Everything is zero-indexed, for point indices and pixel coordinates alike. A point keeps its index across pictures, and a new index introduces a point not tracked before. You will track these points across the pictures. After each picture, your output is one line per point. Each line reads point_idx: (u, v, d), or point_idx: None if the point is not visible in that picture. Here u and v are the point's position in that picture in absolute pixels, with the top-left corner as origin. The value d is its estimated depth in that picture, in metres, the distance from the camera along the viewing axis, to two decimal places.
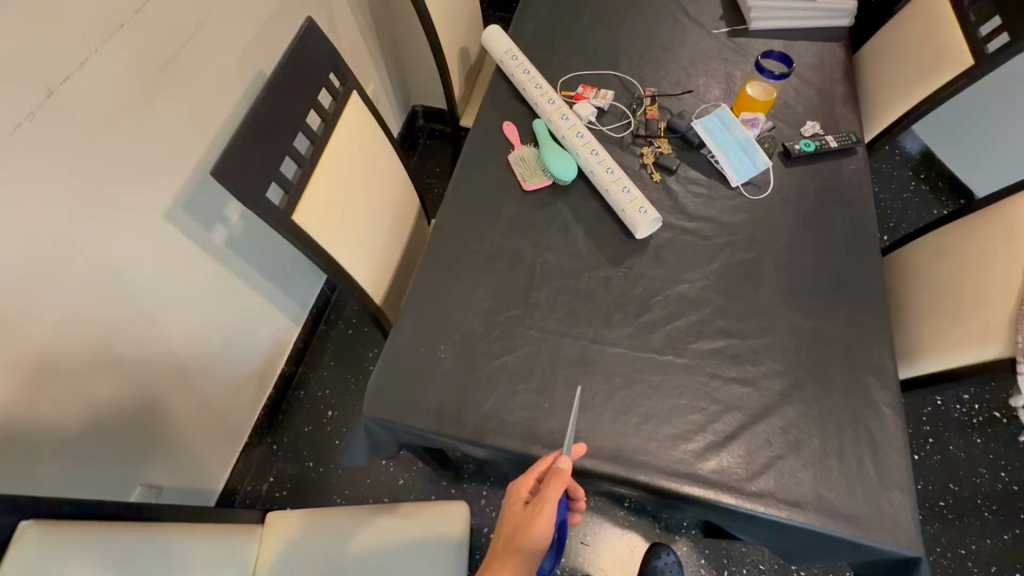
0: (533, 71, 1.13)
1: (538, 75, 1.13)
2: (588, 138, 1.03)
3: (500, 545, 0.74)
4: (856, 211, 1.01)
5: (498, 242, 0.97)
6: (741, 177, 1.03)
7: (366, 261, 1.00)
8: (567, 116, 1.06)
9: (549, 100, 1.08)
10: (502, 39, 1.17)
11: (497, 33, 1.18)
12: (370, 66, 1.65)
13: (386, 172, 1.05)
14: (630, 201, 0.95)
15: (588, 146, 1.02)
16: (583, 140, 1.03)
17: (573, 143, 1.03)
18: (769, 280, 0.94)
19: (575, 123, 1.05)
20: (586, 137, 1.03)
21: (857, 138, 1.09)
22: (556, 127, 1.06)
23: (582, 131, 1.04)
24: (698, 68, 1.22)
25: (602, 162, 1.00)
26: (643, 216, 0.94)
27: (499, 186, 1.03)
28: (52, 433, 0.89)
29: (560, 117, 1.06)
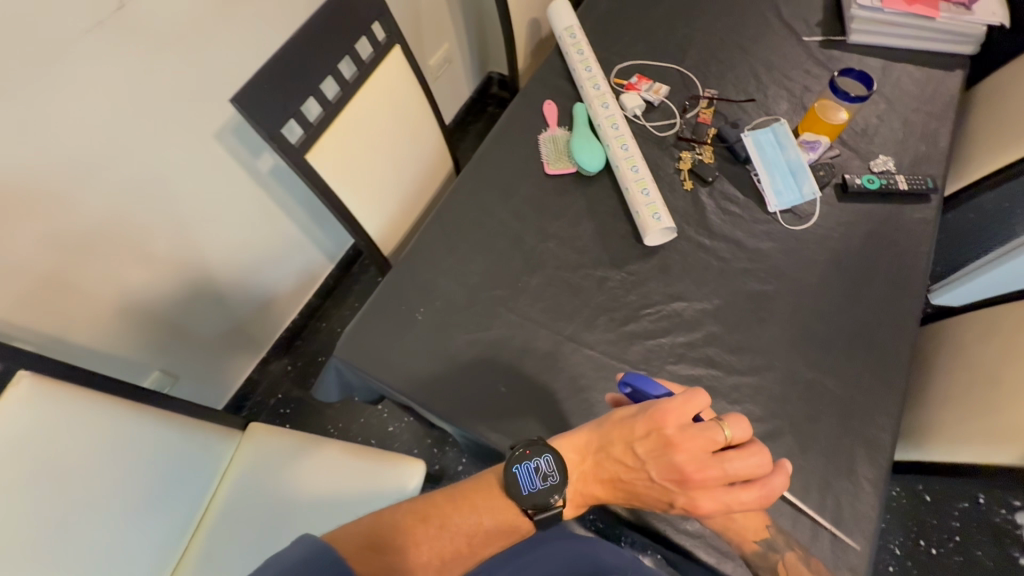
0: (587, 52, 1.09)
1: (591, 57, 1.08)
2: (623, 131, 0.98)
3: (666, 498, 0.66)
4: (909, 266, 0.89)
5: (505, 220, 0.96)
6: (781, 202, 0.94)
7: (381, 214, 1.03)
8: (608, 104, 1.01)
9: (594, 85, 1.04)
10: (566, 12, 1.13)
11: (563, 5, 1.14)
12: (446, 24, 1.65)
13: (421, 129, 1.06)
14: (646, 204, 0.90)
15: (620, 138, 0.97)
16: (617, 131, 0.98)
17: (605, 133, 0.99)
18: (779, 318, 0.86)
19: (614, 113, 1.00)
20: (621, 129, 0.98)
21: (935, 185, 0.95)
22: (594, 114, 1.02)
23: (619, 122, 0.99)
24: (773, 76, 1.11)
25: (629, 159, 0.95)
26: (657, 222, 0.89)
27: (522, 164, 1.01)
28: (85, 308, 1.01)
29: (600, 104, 1.02)
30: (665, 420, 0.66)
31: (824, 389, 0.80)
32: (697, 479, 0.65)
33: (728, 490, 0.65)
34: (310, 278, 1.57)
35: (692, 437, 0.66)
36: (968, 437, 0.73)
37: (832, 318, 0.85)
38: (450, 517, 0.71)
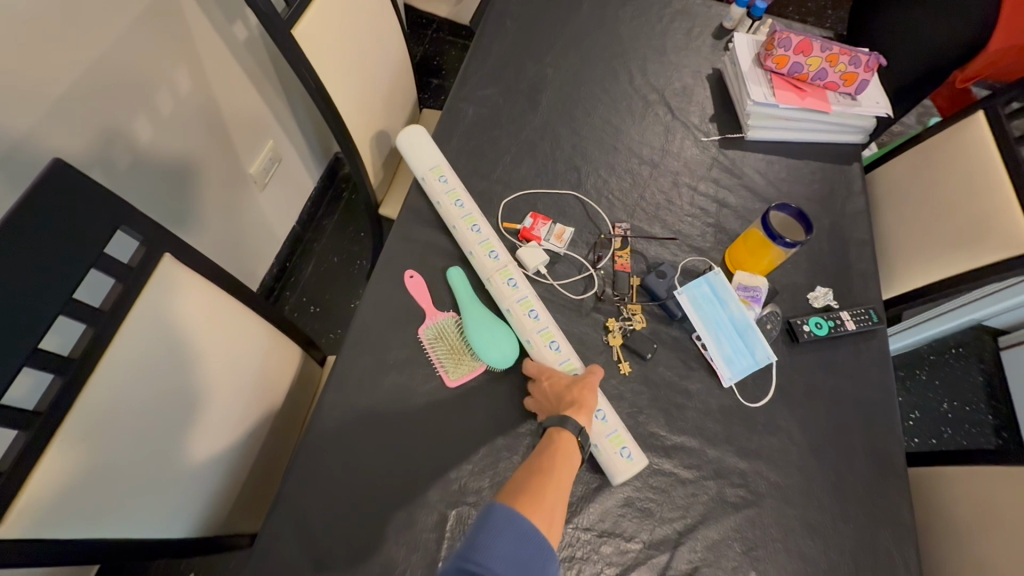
0: (484, 227, 0.79)
1: (474, 208, 0.81)
2: (564, 349, 0.72)
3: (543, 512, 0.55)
4: (881, 428, 0.77)
5: (393, 480, 0.66)
6: (735, 373, 0.76)
7: (199, 493, 0.69)
8: (536, 310, 0.74)
9: (488, 251, 0.77)
10: (432, 154, 0.84)
11: (426, 142, 0.85)
12: (263, 120, 1.27)
13: (232, 346, 0.74)
14: (607, 435, 0.67)
15: (567, 364, 0.72)
16: (558, 352, 0.72)
17: (541, 358, 0.72)
18: (772, 547, 0.67)
19: (547, 324, 0.74)
20: (564, 350, 0.72)
21: (878, 316, 0.85)
22: (519, 327, 0.74)
23: (557, 338, 0.73)
24: (682, 191, 0.94)
25: (571, 371, 0.71)
26: (631, 463, 0.66)
27: (402, 377, 0.71)
28: None
29: (516, 300, 0.74)
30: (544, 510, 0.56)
31: None
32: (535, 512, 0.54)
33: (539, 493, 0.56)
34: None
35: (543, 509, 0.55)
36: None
37: (825, 527, 0.69)
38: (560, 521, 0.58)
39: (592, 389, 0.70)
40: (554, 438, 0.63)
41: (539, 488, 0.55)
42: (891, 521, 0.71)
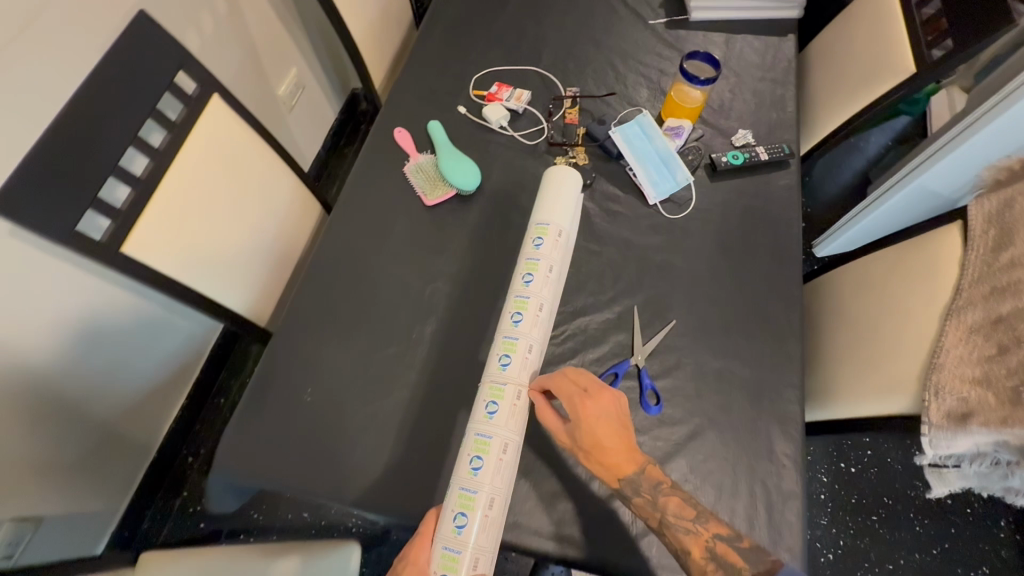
0: (560, 219, 0.79)
1: (569, 201, 0.80)
2: (496, 437, 0.67)
3: None
4: (785, 234, 0.93)
5: (387, 268, 0.88)
6: (659, 194, 0.94)
7: (248, 285, 0.92)
8: (509, 361, 0.71)
9: (536, 239, 0.78)
10: (558, 183, 0.81)
11: (563, 180, 0.81)
12: (286, 46, 1.49)
13: (269, 181, 0.93)
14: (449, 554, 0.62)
15: (478, 444, 0.67)
16: (473, 476, 0.65)
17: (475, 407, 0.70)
18: (680, 313, 0.85)
19: (506, 382, 0.70)
20: (494, 424, 0.67)
21: (791, 150, 0.99)
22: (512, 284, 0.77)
23: (500, 404, 0.69)
24: (628, 64, 1.10)
25: (470, 508, 0.63)
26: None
27: (392, 200, 0.93)
28: None
29: (514, 295, 0.75)
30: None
31: (731, 375, 0.81)
32: None
33: None
34: (177, 360, 1.34)
35: None
36: (874, 393, 0.74)
37: (725, 301, 0.87)
38: None
39: (484, 494, 0.64)
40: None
41: None
42: (784, 298, 0.87)
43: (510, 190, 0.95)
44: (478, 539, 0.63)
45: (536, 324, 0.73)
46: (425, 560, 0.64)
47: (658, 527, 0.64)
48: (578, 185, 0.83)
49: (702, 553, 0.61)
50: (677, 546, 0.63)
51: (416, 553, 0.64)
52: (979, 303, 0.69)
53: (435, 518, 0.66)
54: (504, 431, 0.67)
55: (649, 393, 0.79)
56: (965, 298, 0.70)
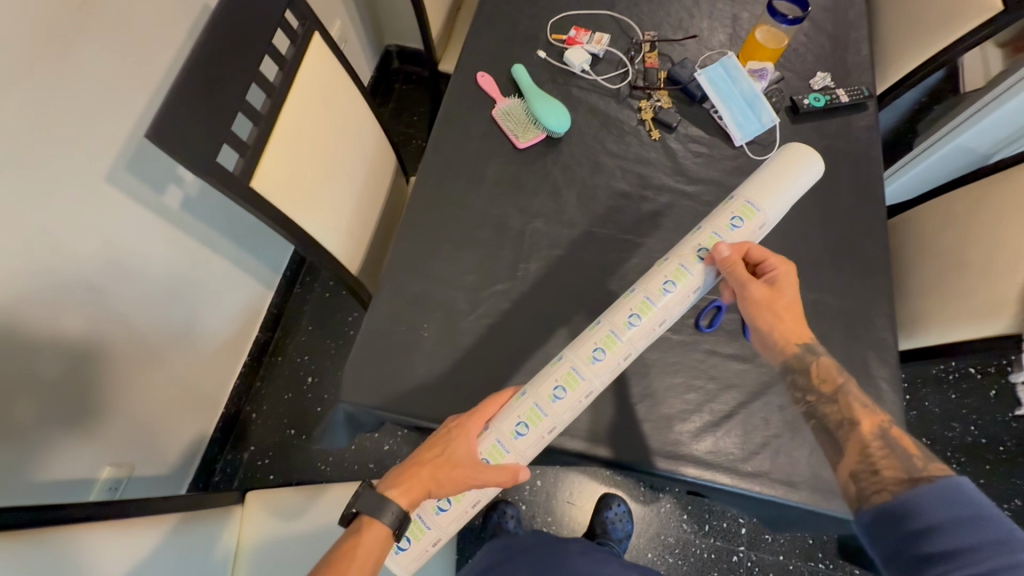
0: (764, 215, 0.73)
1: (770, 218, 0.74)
2: (588, 381, 0.66)
3: (444, 469, 0.64)
4: (867, 174, 0.95)
5: (484, 209, 0.89)
6: (745, 135, 0.95)
7: (344, 230, 0.93)
8: (673, 287, 0.69)
9: (735, 218, 0.73)
10: (788, 172, 0.75)
11: (794, 173, 0.75)
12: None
13: (359, 126, 0.94)
14: (498, 441, 0.65)
15: (568, 374, 0.67)
16: (552, 401, 0.66)
17: (583, 342, 0.68)
18: (772, 249, 0.88)
19: (622, 338, 0.68)
20: (594, 368, 0.66)
21: (869, 93, 1.01)
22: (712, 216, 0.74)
23: (608, 354, 0.67)
24: (702, 7, 1.10)
25: (535, 417, 0.65)
26: (435, 515, 0.67)
27: (483, 144, 0.94)
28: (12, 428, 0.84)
29: (678, 263, 0.71)
30: (453, 457, 0.64)
31: (827, 306, 0.84)
32: (443, 470, 0.64)
33: (448, 480, 0.63)
34: (241, 317, 1.36)
35: (460, 478, 0.63)
36: (969, 317, 0.78)
37: (815, 238, 0.89)
38: (463, 483, 0.63)
39: (550, 421, 0.66)
40: (369, 519, 0.61)
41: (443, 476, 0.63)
42: (871, 234, 0.90)
43: (598, 133, 0.96)
44: (526, 450, 0.66)
45: (679, 305, 0.70)
46: (476, 435, 0.66)
47: (820, 398, 0.68)
48: (800, 191, 0.76)
49: (875, 428, 0.64)
50: (848, 415, 0.66)
51: (471, 426, 0.66)
52: None
53: (502, 406, 0.67)
54: (599, 382, 0.67)
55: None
56: None
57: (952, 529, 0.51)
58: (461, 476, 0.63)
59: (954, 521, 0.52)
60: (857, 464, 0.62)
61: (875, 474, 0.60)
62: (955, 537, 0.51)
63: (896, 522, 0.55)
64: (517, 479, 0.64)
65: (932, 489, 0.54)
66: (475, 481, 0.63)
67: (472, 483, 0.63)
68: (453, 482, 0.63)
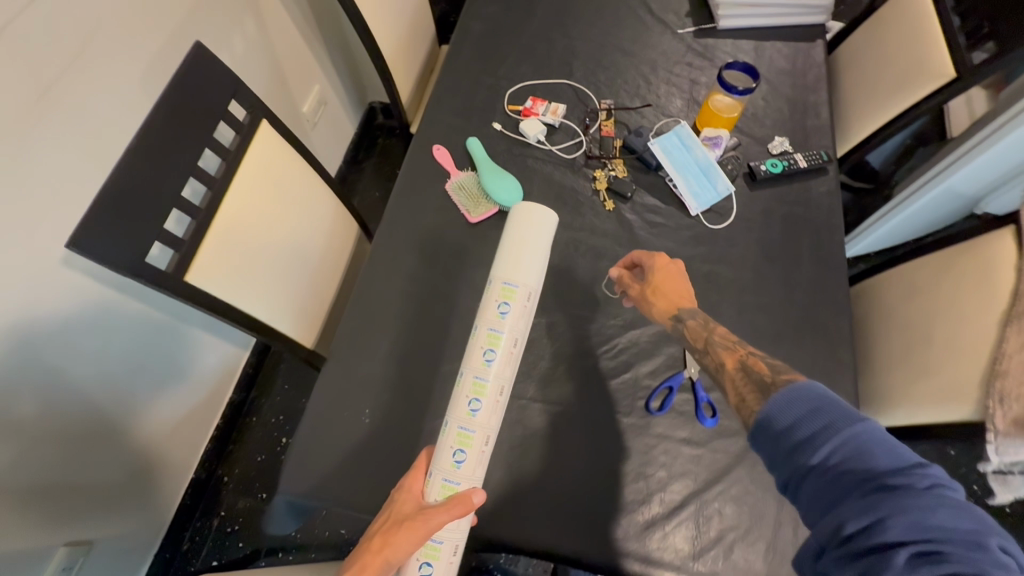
0: (531, 290, 0.68)
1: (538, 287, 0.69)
2: (479, 432, 0.63)
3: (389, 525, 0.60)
4: (828, 240, 0.93)
5: (435, 286, 0.89)
6: (700, 204, 0.94)
7: (297, 307, 0.92)
8: (478, 407, 0.64)
9: (501, 304, 0.67)
10: (528, 235, 0.69)
11: (537, 226, 0.70)
12: (310, 64, 1.49)
13: (313, 205, 0.95)
14: (440, 485, 0.62)
15: (463, 434, 0.63)
16: (456, 468, 0.63)
17: (456, 400, 0.65)
18: (729, 323, 0.86)
19: (490, 378, 0.65)
20: (478, 420, 0.63)
21: (829, 157, 1.00)
22: (483, 311, 0.68)
23: (483, 402, 0.64)
24: (660, 74, 1.11)
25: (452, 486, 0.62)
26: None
27: (436, 218, 0.94)
28: None
29: (487, 328, 0.66)
30: (399, 511, 0.62)
31: None
32: (393, 521, 0.61)
33: (397, 533, 0.58)
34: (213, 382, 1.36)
35: (408, 523, 0.58)
36: (937, 399, 0.74)
37: (775, 311, 0.87)
38: (412, 529, 0.58)
39: (466, 486, 0.63)
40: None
41: (389, 533, 0.59)
42: (832, 305, 0.87)
43: (552, 204, 0.96)
44: (477, 474, 0.63)
45: (510, 365, 0.66)
46: (420, 491, 0.64)
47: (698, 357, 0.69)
48: (549, 242, 0.71)
49: (736, 365, 0.64)
50: (717, 362, 0.67)
51: (412, 485, 0.65)
52: None
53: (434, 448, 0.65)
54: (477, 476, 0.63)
55: (705, 405, 0.79)
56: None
57: (803, 420, 0.51)
58: (407, 523, 0.58)
59: (802, 416, 0.52)
60: (737, 400, 0.61)
61: (742, 401, 0.59)
62: (805, 425, 0.51)
63: (770, 440, 0.53)
64: (472, 503, 0.59)
65: (780, 394, 0.55)
66: (424, 524, 0.58)
67: (424, 526, 0.58)
68: (401, 536, 0.58)
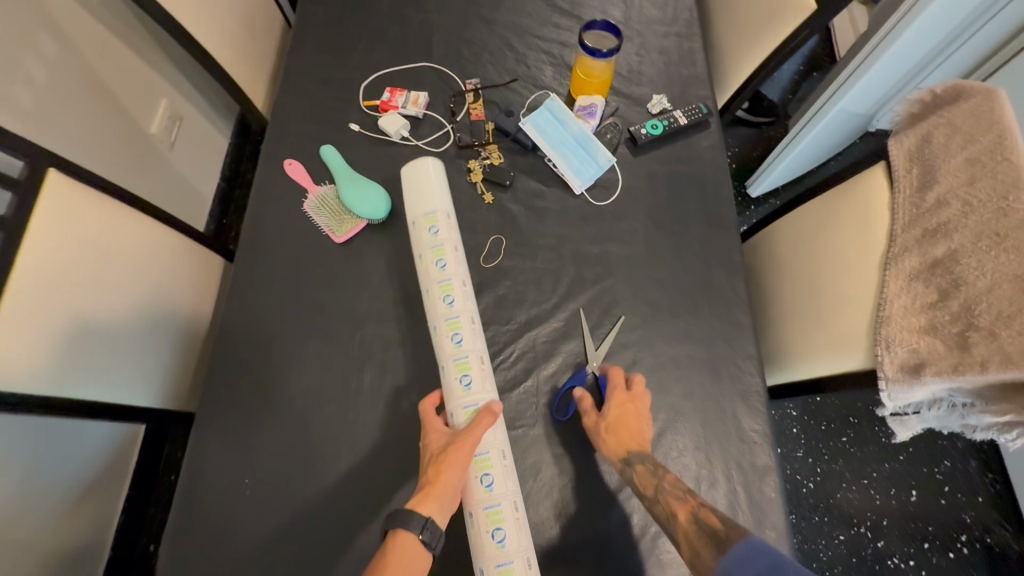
0: (442, 228, 0.74)
1: (444, 214, 0.75)
2: (471, 355, 0.69)
3: (432, 461, 0.62)
4: (717, 198, 0.89)
5: (308, 323, 0.80)
6: (583, 181, 0.88)
7: (151, 372, 0.81)
8: (461, 337, 0.70)
9: (434, 255, 0.73)
10: (424, 185, 0.75)
11: (428, 173, 0.76)
12: (149, 76, 1.26)
13: (148, 254, 0.82)
14: (465, 406, 0.67)
15: (461, 361, 0.69)
16: (466, 390, 0.67)
17: (440, 342, 0.71)
18: (625, 306, 0.82)
19: (460, 314, 0.71)
20: (465, 347, 0.69)
21: (709, 108, 0.95)
22: (425, 275, 0.74)
23: (464, 332, 0.70)
24: (527, 40, 1.02)
25: (466, 389, 0.67)
26: (500, 549, 0.62)
27: (298, 245, 0.84)
28: None
29: (436, 285, 0.72)
30: (431, 446, 0.64)
31: (688, 361, 0.78)
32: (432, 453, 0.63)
33: (446, 465, 0.60)
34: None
35: (456, 448, 0.61)
36: (830, 352, 0.73)
37: (670, 283, 0.83)
38: (456, 453, 0.61)
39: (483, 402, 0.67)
40: (396, 533, 0.57)
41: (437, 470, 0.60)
42: (727, 267, 0.84)
43: None
44: (486, 392, 0.68)
45: (468, 300, 0.73)
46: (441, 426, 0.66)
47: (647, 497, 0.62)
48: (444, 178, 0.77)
49: (689, 516, 0.58)
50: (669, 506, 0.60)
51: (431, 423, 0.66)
52: (914, 248, 0.65)
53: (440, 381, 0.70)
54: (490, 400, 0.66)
55: None
56: (899, 246, 0.67)
57: None
58: (447, 458, 0.61)
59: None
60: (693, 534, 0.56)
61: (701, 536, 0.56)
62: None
63: None
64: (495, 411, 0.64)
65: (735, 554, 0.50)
66: (473, 440, 0.62)
67: (473, 437, 0.62)
68: (449, 469, 0.60)
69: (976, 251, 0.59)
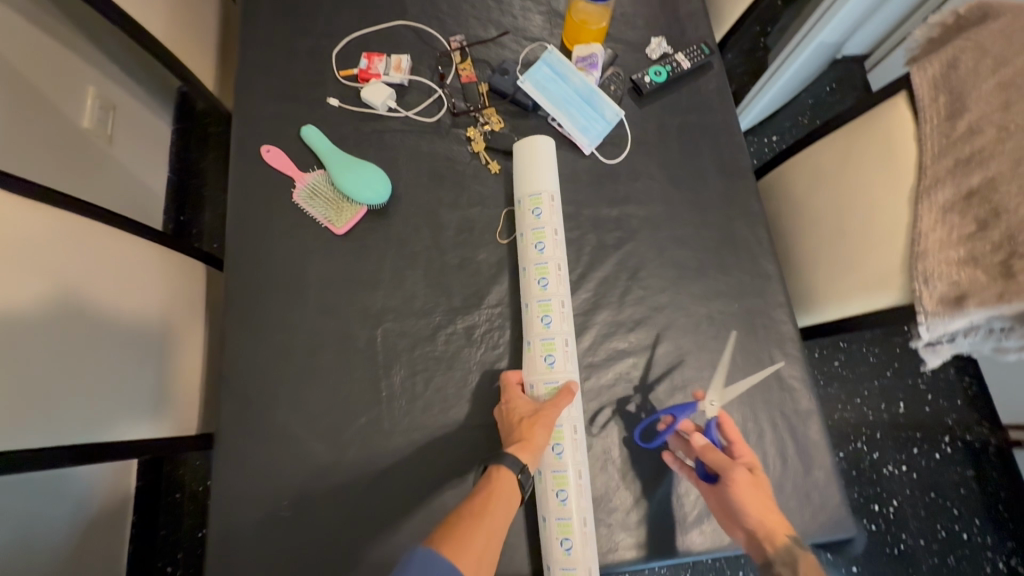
0: (545, 211, 0.73)
1: (547, 204, 0.74)
2: (558, 336, 0.69)
3: (518, 426, 0.62)
4: (729, 144, 0.86)
5: (321, 325, 0.74)
6: (592, 139, 0.82)
7: (146, 399, 0.74)
8: (551, 318, 0.70)
9: (533, 239, 0.73)
10: (532, 167, 0.75)
11: (540, 154, 0.76)
12: (70, 61, 1.09)
13: (123, 270, 0.74)
14: (547, 380, 0.68)
15: (548, 342, 0.69)
16: (550, 369, 0.68)
17: (529, 320, 0.71)
18: (652, 268, 0.79)
19: (552, 297, 0.71)
20: (555, 328, 0.69)
21: (710, 48, 0.90)
22: (523, 254, 0.73)
23: (553, 315, 0.70)
24: None
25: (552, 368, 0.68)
26: (562, 506, 0.63)
27: (295, 242, 0.76)
28: None
29: (533, 263, 0.72)
30: (513, 414, 0.64)
31: (720, 316, 0.77)
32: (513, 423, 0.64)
33: (535, 426, 0.61)
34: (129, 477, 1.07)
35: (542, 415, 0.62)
36: (862, 291, 0.73)
37: (694, 239, 0.81)
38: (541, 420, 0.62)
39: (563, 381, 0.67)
40: (495, 470, 0.57)
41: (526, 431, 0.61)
42: (747, 215, 0.82)
43: (429, 184, 0.80)
44: (570, 370, 0.68)
45: (562, 283, 0.72)
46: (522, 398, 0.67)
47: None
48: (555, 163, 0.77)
49: None
50: None
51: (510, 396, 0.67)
52: (947, 179, 0.64)
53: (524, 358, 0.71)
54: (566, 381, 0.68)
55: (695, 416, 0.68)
56: (930, 177, 0.66)
57: None
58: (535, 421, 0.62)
59: None
60: None
61: None
62: None
63: None
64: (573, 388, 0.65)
65: None
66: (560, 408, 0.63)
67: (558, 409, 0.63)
68: (538, 433, 0.61)
69: (1016, 177, 0.58)
